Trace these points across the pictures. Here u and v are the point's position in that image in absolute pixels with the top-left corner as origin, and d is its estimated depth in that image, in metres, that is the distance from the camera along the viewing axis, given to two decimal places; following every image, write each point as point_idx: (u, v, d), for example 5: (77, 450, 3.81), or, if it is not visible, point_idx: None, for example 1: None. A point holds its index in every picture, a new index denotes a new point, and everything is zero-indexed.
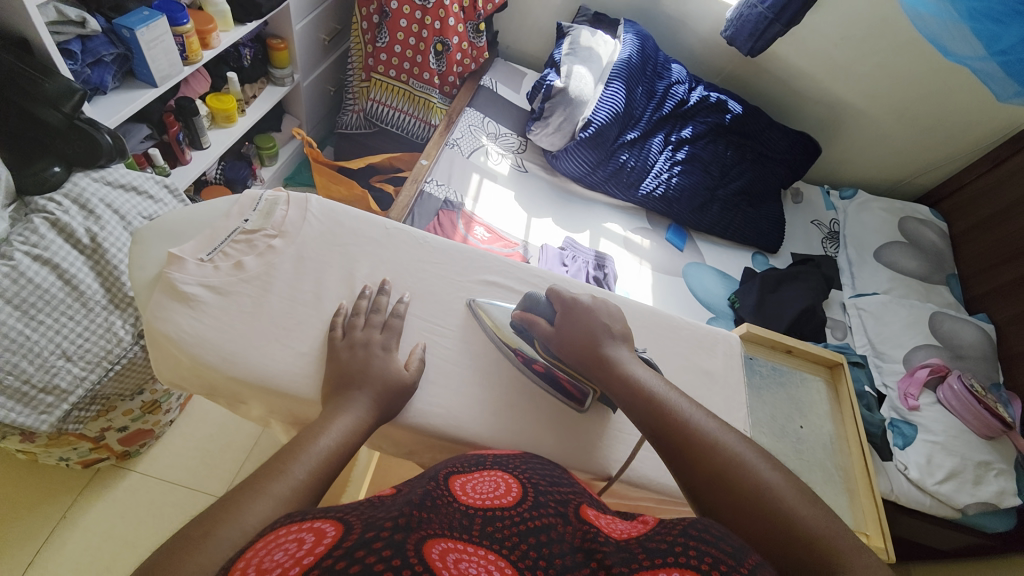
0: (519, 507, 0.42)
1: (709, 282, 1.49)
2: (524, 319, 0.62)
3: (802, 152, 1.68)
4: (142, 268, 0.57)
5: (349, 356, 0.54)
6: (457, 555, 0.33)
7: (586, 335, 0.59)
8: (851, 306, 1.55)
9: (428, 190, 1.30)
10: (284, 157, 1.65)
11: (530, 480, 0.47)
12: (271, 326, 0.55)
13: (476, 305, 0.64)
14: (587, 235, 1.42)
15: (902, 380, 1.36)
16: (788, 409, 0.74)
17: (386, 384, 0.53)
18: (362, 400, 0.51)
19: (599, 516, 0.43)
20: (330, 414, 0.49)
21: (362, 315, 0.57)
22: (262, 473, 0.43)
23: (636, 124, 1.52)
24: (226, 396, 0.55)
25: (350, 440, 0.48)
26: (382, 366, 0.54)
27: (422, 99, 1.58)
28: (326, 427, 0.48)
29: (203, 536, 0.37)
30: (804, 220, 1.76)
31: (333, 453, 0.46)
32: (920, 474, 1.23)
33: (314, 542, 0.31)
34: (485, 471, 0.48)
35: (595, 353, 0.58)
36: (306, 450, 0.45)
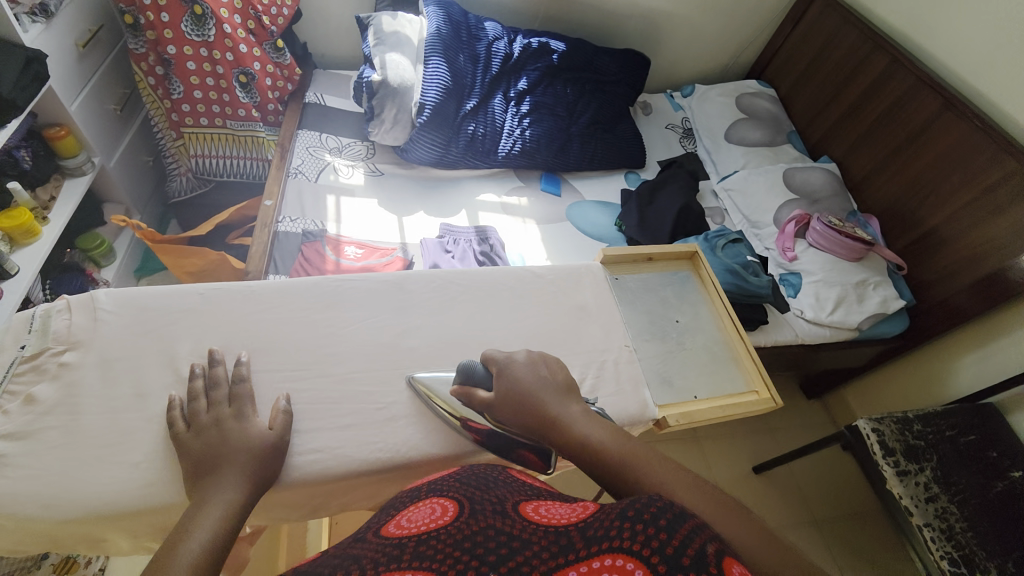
0: (456, 518, 0.46)
1: (594, 216, 1.55)
2: (468, 391, 0.59)
3: (633, 68, 1.75)
4: None
5: (204, 440, 0.52)
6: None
7: (529, 398, 0.56)
8: (720, 191, 1.68)
9: (283, 229, 1.22)
10: (123, 249, 1.49)
11: (468, 493, 0.51)
12: (100, 447, 0.52)
13: (415, 382, 0.64)
14: (463, 215, 1.41)
15: (778, 239, 1.50)
16: (660, 308, 0.79)
17: (250, 450, 0.52)
18: (233, 478, 0.49)
19: (538, 508, 0.48)
20: (194, 508, 0.46)
21: (203, 397, 0.55)
22: None
23: (471, 92, 1.48)
24: (80, 537, 0.52)
25: (229, 524, 0.46)
26: (241, 434, 0.52)
27: (249, 138, 1.47)
28: (194, 524, 0.45)
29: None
30: (659, 127, 1.87)
31: (214, 544, 0.44)
32: (814, 313, 1.37)
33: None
34: (422, 502, 0.51)
35: (544, 418, 0.55)
36: (171, 562, 0.42)
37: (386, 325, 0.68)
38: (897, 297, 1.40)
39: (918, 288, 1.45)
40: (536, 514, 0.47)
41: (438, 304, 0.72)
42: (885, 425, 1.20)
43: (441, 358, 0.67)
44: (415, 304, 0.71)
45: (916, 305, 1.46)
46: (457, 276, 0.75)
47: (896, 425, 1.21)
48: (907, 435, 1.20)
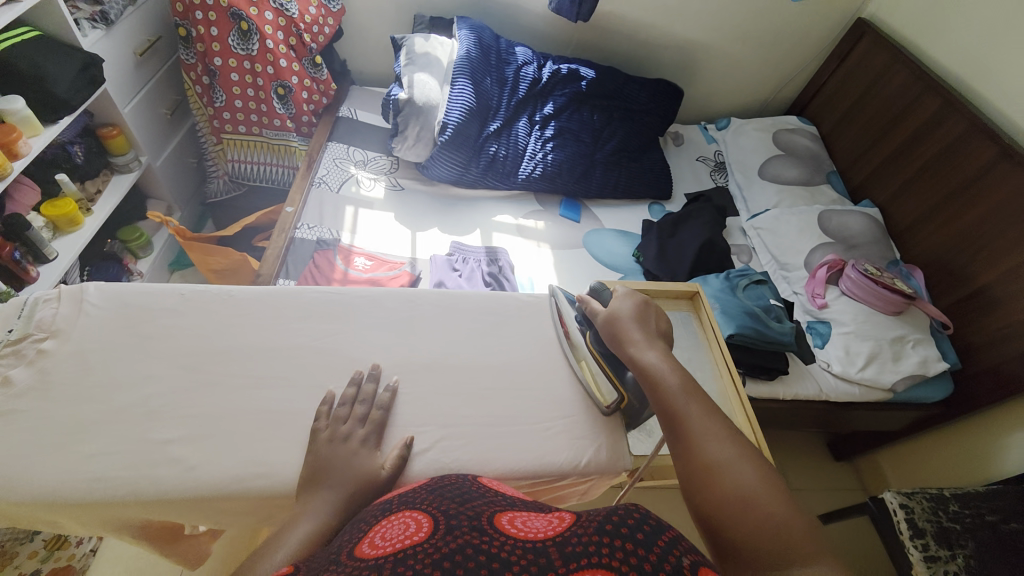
0: (433, 536, 0.40)
1: (611, 244, 1.52)
2: (585, 303, 0.70)
3: (665, 98, 1.72)
4: None
5: (325, 449, 0.52)
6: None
7: (621, 321, 0.64)
8: (749, 228, 1.61)
9: (300, 235, 1.26)
10: (159, 244, 1.58)
11: (438, 507, 0.45)
12: (57, 437, 0.50)
13: (553, 297, 0.75)
14: (477, 234, 1.41)
15: (807, 284, 1.42)
16: None
17: (361, 479, 0.51)
18: (331, 496, 0.49)
19: (513, 519, 0.43)
20: (289, 522, 0.46)
21: (346, 404, 0.57)
22: None
23: (496, 114, 1.50)
24: (37, 526, 0.50)
25: (313, 545, 0.44)
26: (362, 460, 0.52)
27: (282, 146, 1.54)
28: (284, 539, 0.44)
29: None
30: (690, 159, 1.82)
31: (295, 567, 0.42)
32: (842, 367, 1.28)
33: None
34: (391, 518, 0.44)
35: (627, 341, 0.63)
36: (255, 572, 0.41)
37: (362, 343, 0.63)
38: (939, 358, 1.28)
39: (966, 350, 1.32)
40: (509, 526, 0.42)
41: (420, 325, 0.67)
42: (914, 502, 1.09)
43: (416, 381, 0.62)
44: (392, 330, 0.66)
45: (962, 369, 1.32)
46: (441, 297, 0.71)
47: (928, 504, 1.09)
48: (941, 515, 1.08)
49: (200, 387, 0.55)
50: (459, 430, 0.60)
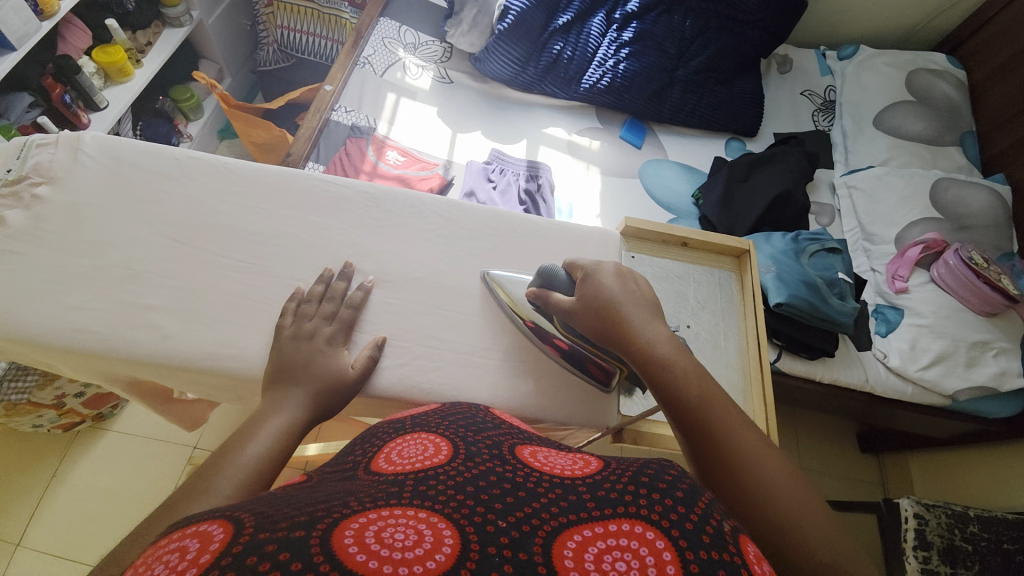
0: (455, 461, 0.36)
1: (670, 179, 1.35)
2: (545, 298, 0.53)
3: (782, 8, 1.39)
4: None
5: (292, 349, 0.50)
6: (383, 524, 0.27)
7: (610, 306, 0.50)
8: (841, 185, 1.37)
9: (335, 118, 1.19)
10: (209, 109, 1.57)
11: (457, 433, 0.41)
12: (45, 283, 0.50)
13: (489, 278, 0.60)
14: (523, 145, 1.28)
15: (891, 263, 1.22)
16: (671, 306, 0.63)
17: (327, 380, 0.49)
18: (299, 396, 0.47)
19: (535, 453, 0.39)
20: (263, 412, 0.45)
21: (314, 302, 0.53)
22: (180, 498, 0.36)
23: (569, 5, 1.30)
24: (30, 360, 0.53)
25: (285, 441, 0.44)
26: (327, 362, 0.50)
27: (332, 16, 1.43)
28: (254, 433, 0.43)
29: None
30: (793, 92, 1.53)
31: (265, 460, 0.41)
32: (901, 362, 1.13)
33: (196, 549, 0.24)
34: (407, 436, 0.41)
35: (622, 328, 0.49)
36: (232, 461, 0.40)
37: (356, 243, 0.58)
38: (1020, 374, 1.09)
39: None
40: (534, 460, 0.38)
41: (419, 236, 0.61)
42: (932, 515, 0.99)
43: (401, 296, 0.58)
44: (388, 226, 0.60)
45: None
46: (449, 207, 0.63)
47: (947, 520, 0.99)
48: (956, 534, 0.98)
49: (184, 257, 0.54)
50: (437, 352, 0.57)
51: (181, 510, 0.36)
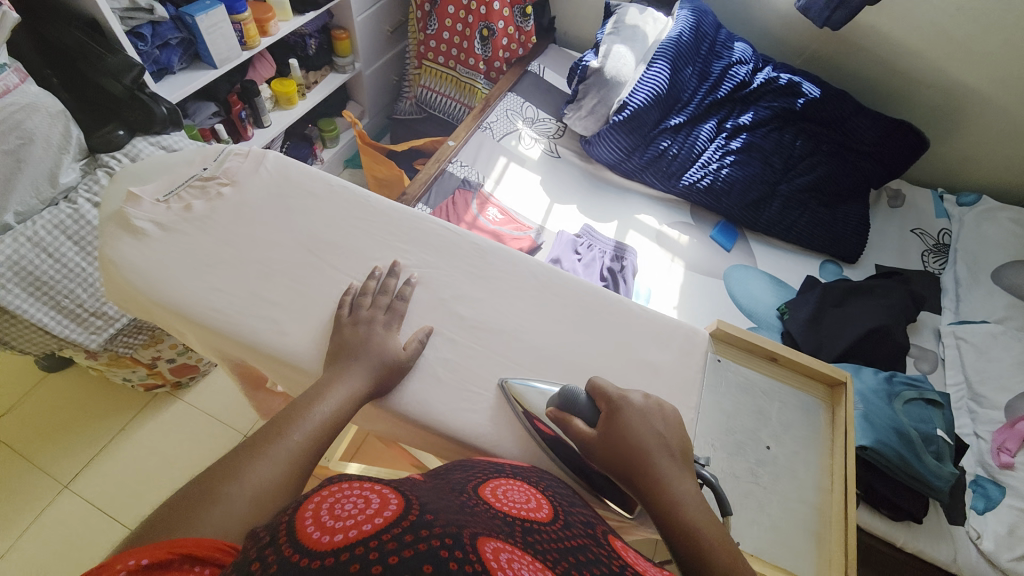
0: (554, 524, 0.40)
1: (757, 288, 1.33)
2: (569, 428, 0.51)
3: (901, 144, 1.39)
4: (107, 203, 0.61)
5: (351, 331, 0.55)
6: (509, 554, 0.33)
7: (639, 451, 0.49)
8: (947, 334, 1.27)
9: (451, 169, 1.32)
10: (344, 140, 1.80)
11: (559, 502, 0.45)
12: (200, 261, 0.59)
13: (508, 386, 0.56)
14: (614, 225, 1.33)
15: (1000, 432, 1.08)
16: (752, 423, 0.60)
17: (381, 360, 0.54)
18: (357, 370, 0.52)
19: (629, 547, 0.41)
20: (327, 381, 0.51)
21: (369, 296, 0.58)
22: (258, 440, 0.46)
23: (683, 108, 1.37)
24: (167, 324, 0.61)
25: (342, 408, 0.50)
26: (380, 344, 0.54)
27: (468, 85, 1.62)
28: (323, 394, 0.50)
29: (205, 496, 0.41)
30: (902, 228, 1.48)
31: (327, 422, 0.48)
32: (994, 547, 0.97)
33: (375, 510, 0.35)
34: (513, 480, 0.47)
35: (646, 476, 0.48)
36: (301, 417, 0.48)
37: (455, 285, 0.62)
38: None
39: None
40: (626, 553, 0.40)
41: (512, 290, 0.63)
42: None
43: (484, 344, 0.60)
44: (476, 281, 0.63)
45: None
46: (545, 276, 0.65)
47: None
48: None
49: (309, 264, 0.60)
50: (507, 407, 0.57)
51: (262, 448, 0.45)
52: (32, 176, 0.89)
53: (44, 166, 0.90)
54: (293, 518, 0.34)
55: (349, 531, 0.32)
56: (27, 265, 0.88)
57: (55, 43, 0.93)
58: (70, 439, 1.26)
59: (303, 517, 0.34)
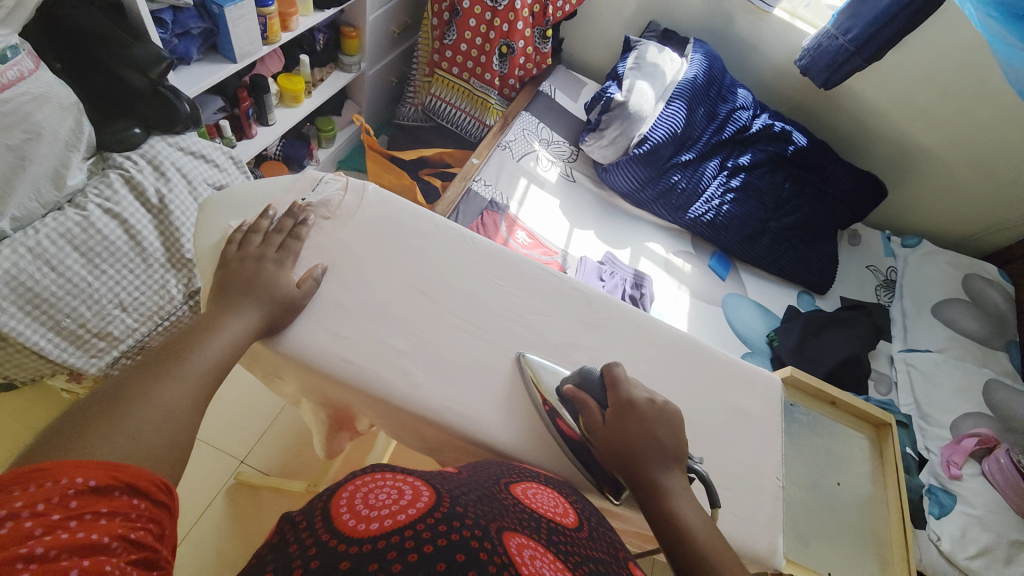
0: (579, 532, 0.43)
1: (749, 317, 1.44)
2: (584, 408, 0.52)
3: (868, 193, 1.58)
4: (203, 237, 0.57)
5: (238, 268, 0.52)
6: (532, 551, 0.36)
7: (637, 446, 0.49)
8: (900, 360, 1.47)
9: (475, 188, 1.31)
10: (341, 140, 1.70)
11: (587, 514, 0.47)
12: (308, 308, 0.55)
13: (525, 361, 0.57)
14: (627, 252, 1.39)
15: (946, 447, 1.29)
16: (825, 464, 0.72)
17: (273, 298, 0.52)
18: (250, 308, 0.51)
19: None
20: (212, 317, 0.49)
21: (261, 234, 0.55)
22: (140, 377, 0.43)
23: (693, 145, 1.47)
24: (268, 366, 0.58)
25: (234, 343, 0.49)
26: (271, 279, 0.53)
27: (481, 99, 1.61)
28: (214, 333, 0.48)
29: (80, 437, 0.38)
30: (860, 264, 1.68)
31: (222, 362, 0.48)
32: (951, 547, 1.16)
33: (409, 500, 0.37)
34: (542, 482, 0.49)
35: (642, 472, 0.49)
36: (186, 357, 0.46)
37: (569, 335, 0.62)
38: None
39: None
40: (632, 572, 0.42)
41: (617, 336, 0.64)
42: None
43: None
44: (584, 327, 0.63)
45: None
46: (645, 322, 0.66)
47: None
48: None
49: (424, 308, 0.58)
50: None
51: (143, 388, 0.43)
52: (34, 176, 0.77)
53: (49, 165, 0.78)
54: (328, 507, 0.37)
55: (386, 520, 0.35)
56: (27, 279, 0.76)
57: (69, 23, 0.80)
58: None
59: (340, 507, 0.37)
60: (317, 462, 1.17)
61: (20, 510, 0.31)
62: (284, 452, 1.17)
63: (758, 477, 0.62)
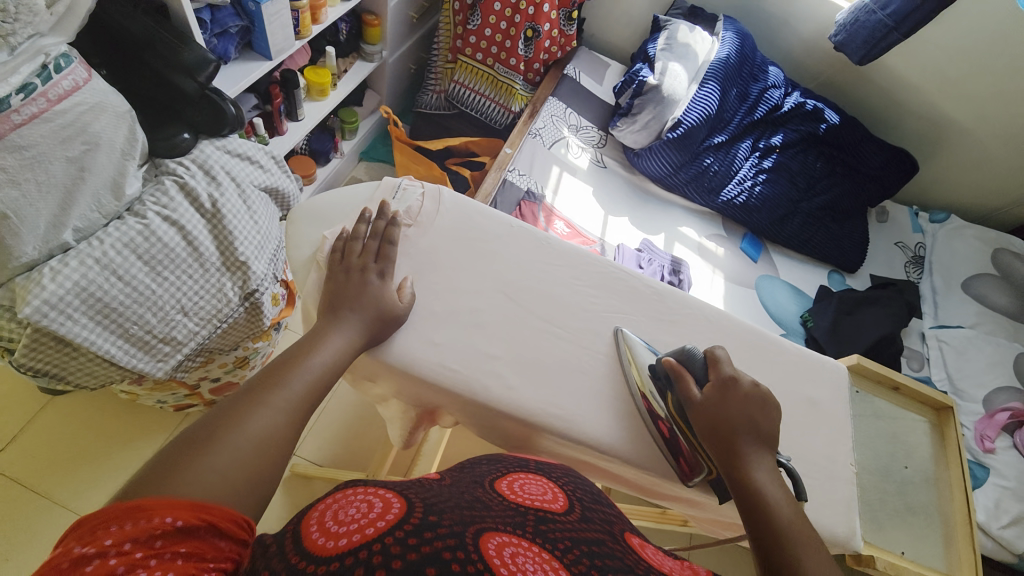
0: (570, 515, 0.45)
1: (782, 298, 1.42)
2: (681, 383, 0.59)
3: (899, 170, 1.57)
4: (300, 247, 0.68)
5: (343, 279, 0.61)
6: (513, 548, 0.36)
7: (727, 422, 0.56)
8: (931, 336, 1.47)
9: (510, 179, 1.31)
10: (363, 131, 1.67)
11: (576, 496, 0.50)
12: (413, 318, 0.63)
13: (621, 334, 0.67)
14: (662, 238, 1.39)
15: (980, 421, 1.31)
16: (893, 452, 0.91)
17: (377, 308, 0.59)
18: (354, 320, 0.58)
19: (644, 546, 0.46)
20: (322, 332, 0.56)
21: (359, 242, 0.63)
22: (261, 385, 0.49)
23: (725, 127, 1.46)
24: (364, 367, 0.64)
25: (342, 355, 0.55)
26: (373, 292, 0.60)
27: (505, 85, 1.58)
28: (322, 344, 0.55)
29: (208, 442, 0.42)
30: (888, 243, 1.66)
31: (327, 369, 0.53)
32: (986, 518, 1.19)
33: (380, 513, 0.37)
34: (532, 478, 0.52)
35: (732, 445, 0.55)
36: (301, 365, 0.52)
37: (648, 329, 0.69)
38: None
39: None
40: (643, 551, 0.44)
41: (682, 326, 0.71)
42: None
43: None
44: (654, 321, 0.70)
45: None
46: (714, 318, 0.72)
47: None
48: None
49: (513, 312, 0.67)
50: None
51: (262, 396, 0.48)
52: (96, 187, 0.76)
53: (108, 175, 0.78)
54: (299, 532, 0.37)
55: (356, 534, 0.35)
56: (96, 290, 0.75)
57: (122, 31, 0.82)
58: (92, 470, 1.12)
59: (310, 529, 0.37)
60: (368, 453, 1.20)
61: (109, 548, 0.31)
62: (335, 444, 1.20)
63: (820, 460, 0.66)
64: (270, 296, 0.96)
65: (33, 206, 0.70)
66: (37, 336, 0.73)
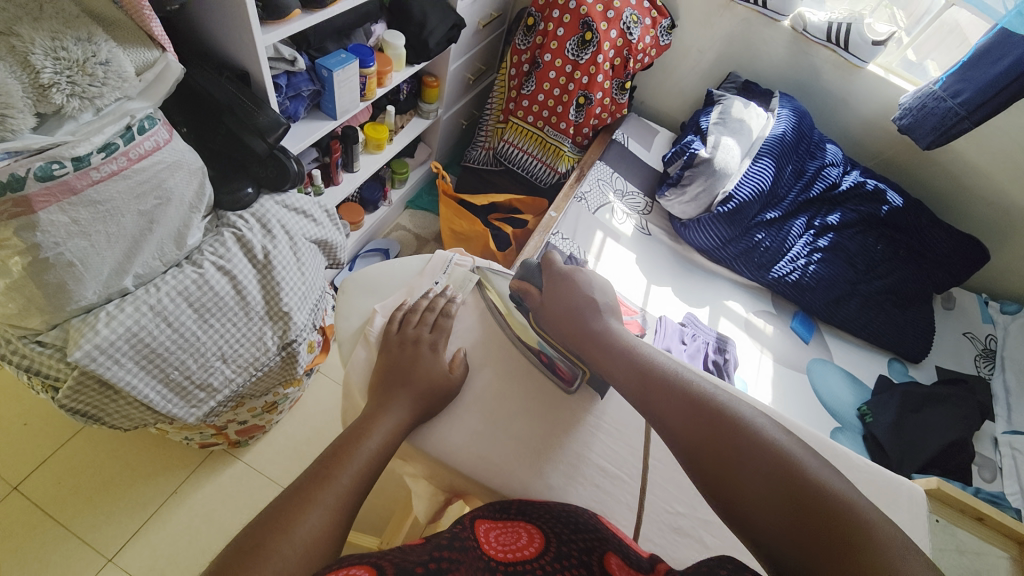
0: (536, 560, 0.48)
1: (836, 385, 1.31)
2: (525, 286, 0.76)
3: (967, 256, 1.46)
4: (349, 315, 0.74)
5: (399, 352, 0.66)
6: None
7: (570, 305, 0.72)
8: (1005, 443, 1.29)
9: (553, 242, 1.30)
10: (412, 181, 1.73)
11: (554, 531, 0.53)
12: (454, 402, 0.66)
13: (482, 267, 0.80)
14: (705, 312, 1.34)
15: None
16: None
17: (429, 386, 0.63)
18: (405, 403, 0.60)
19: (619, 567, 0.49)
20: (374, 416, 0.57)
21: (418, 315, 0.70)
22: (312, 482, 0.49)
23: (778, 203, 1.43)
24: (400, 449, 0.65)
25: (391, 439, 0.56)
26: (427, 371, 0.64)
27: (554, 146, 1.61)
28: (371, 430, 0.56)
29: (254, 552, 0.43)
30: (954, 331, 1.52)
31: (375, 455, 0.54)
32: None
33: None
34: (509, 522, 0.55)
35: (579, 325, 0.69)
36: (352, 454, 0.53)
37: None
38: None
39: None
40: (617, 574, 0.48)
41: None
42: None
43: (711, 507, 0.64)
44: None
45: None
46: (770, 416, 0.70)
47: None
48: None
49: None
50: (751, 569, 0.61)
51: (312, 494, 0.48)
52: (159, 239, 0.80)
53: (173, 226, 0.82)
54: None
55: None
56: (146, 337, 0.77)
57: (206, 96, 0.88)
58: (111, 501, 1.12)
59: None
60: (379, 514, 1.16)
61: None
62: None
63: None
64: (306, 345, 0.97)
65: (99, 254, 0.73)
66: (83, 379, 0.75)
